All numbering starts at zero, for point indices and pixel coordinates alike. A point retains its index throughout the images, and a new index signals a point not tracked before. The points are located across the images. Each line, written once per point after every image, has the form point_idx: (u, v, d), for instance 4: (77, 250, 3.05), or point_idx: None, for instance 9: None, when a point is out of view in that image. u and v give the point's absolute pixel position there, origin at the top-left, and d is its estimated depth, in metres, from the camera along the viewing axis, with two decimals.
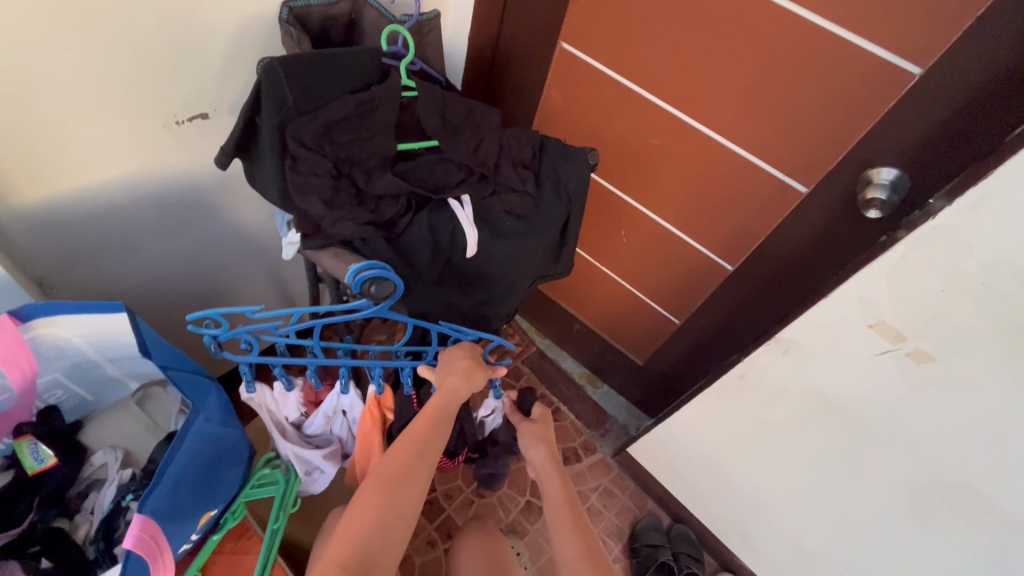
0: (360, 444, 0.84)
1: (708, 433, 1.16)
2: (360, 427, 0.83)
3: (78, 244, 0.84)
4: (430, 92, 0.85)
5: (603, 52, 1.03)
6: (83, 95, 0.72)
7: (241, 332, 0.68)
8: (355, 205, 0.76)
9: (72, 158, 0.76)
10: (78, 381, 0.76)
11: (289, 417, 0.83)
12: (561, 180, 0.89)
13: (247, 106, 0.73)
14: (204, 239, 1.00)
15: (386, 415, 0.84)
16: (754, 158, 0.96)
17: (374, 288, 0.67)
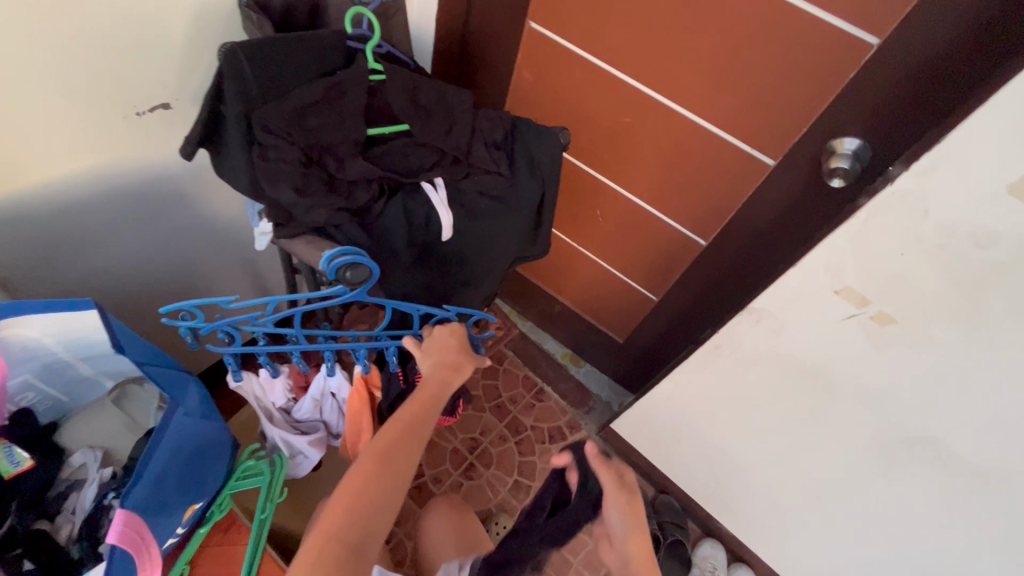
0: (350, 424, 0.85)
1: (687, 404, 1.19)
2: (348, 408, 0.83)
3: (40, 243, 0.81)
4: (398, 75, 0.85)
5: (572, 31, 1.03)
6: (37, 88, 0.69)
7: (219, 323, 0.68)
8: (327, 192, 0.75)
9: (29, 155, 0.73)
10: (51, 382, 0.74)
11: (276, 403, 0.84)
12: (534, 159, 0.90)
13: (210, 94, 0.72)
14: (173, 233, 0.98)
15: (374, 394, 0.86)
16: (723, 133, 0.98)
17: (349, 274, 0.67)
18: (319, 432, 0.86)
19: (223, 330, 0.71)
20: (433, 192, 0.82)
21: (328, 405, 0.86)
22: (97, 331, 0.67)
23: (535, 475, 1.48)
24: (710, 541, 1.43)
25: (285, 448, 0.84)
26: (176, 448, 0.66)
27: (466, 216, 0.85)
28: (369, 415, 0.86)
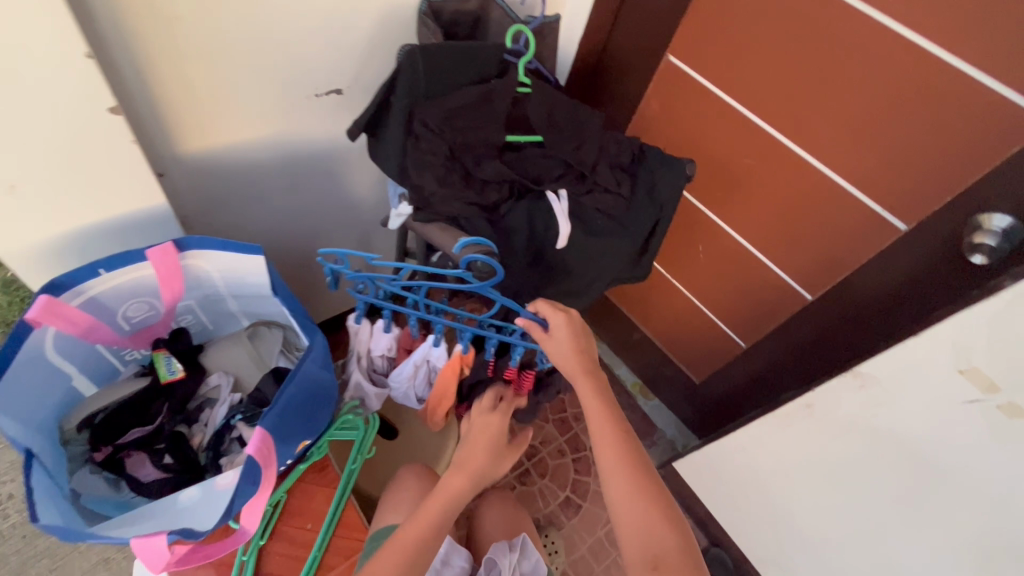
0: (437, 389, 0.92)
1: (763, 458, 1.15)
2: (440, 377, 0.89)
3: (215, 193, 0.92)
4: (542, 90, 0.92)
5: (711, 69, 1.05)
6: (253, 64, 0.80)
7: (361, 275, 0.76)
8: (463, 186, 0.83)
9: (232, 120, 0.85)
10: (205, 310, 0.87)
11: (379, 355, 0.88)
12: (655, 186, 0.92)
13: (383, 86, 0.82)
14: (314, 202, 1.07)
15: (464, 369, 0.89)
16: (854, 190, 0.96)
17: (479, 264, 0.72)
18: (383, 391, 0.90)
19: (360, 281, 0.78)
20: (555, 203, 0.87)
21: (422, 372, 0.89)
22: (257, 274, 0.78)
23: (587, 496, 1.48)
24: None
25: (353, 388, 0.90)
26: (299, 390, 0.73)
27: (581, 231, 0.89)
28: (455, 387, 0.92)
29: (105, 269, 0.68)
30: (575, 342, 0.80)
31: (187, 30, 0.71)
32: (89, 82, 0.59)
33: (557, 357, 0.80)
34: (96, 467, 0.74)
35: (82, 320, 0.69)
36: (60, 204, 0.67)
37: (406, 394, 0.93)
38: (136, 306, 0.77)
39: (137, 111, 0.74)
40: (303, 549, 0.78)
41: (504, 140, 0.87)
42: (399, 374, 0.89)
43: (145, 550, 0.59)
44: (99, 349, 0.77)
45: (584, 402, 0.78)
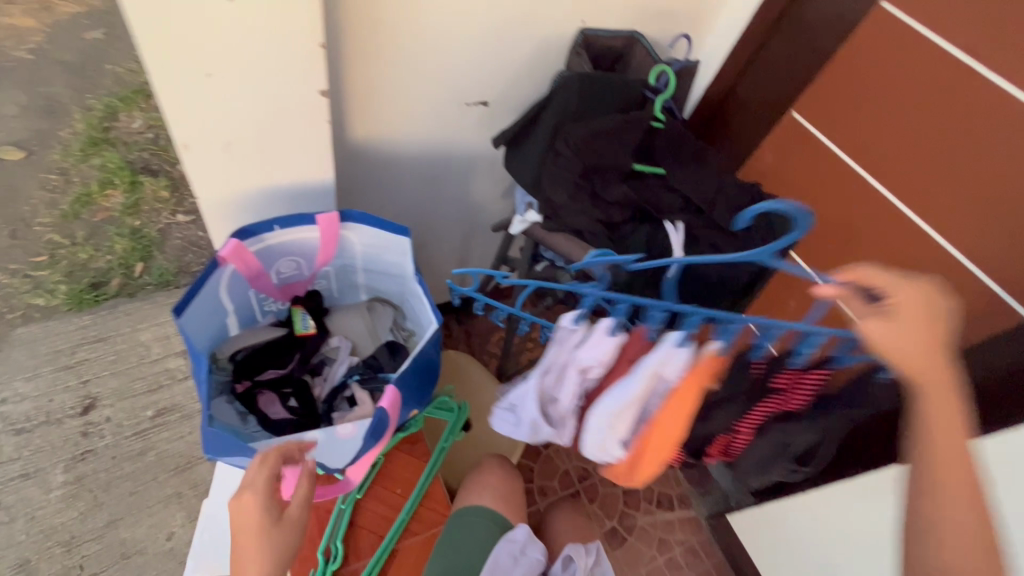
0: (673, 416, 0.65)
1: (831, 527, 1.12)
2: (680, 392, 0.64)
3: (361, 178, 1.02)
4: (674, 128, 0.97)
5: (837, 130, 1.07)
6: (425, 70, 0.90)
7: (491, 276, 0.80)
8: (591, 204, 0.89)
9: (394, 114, 0.94)
10: (338, 279, 0.97)
11: (582, 365, 0.68)
12: (773, 233, 0.95)
13: (535, 105, 0.93)
14: (436, 199, 1.17)
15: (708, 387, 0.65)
16: (971, 265, 0.91)
17: (610, 274, 0.75)
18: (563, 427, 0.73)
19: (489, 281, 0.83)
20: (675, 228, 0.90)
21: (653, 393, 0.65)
22: (396, 252, 0.87)
23: (634, 531, 1.47)
24: None
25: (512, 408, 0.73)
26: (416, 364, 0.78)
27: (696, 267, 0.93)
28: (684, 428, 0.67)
29: (280, 225, 0.79)
30: (924, 324, 0.50)
31: (384, 34, 0.82)
32: (314, 68, 0.69)
33: (891, 350, 0.50)
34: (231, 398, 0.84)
35: (254, 266, 0.79)
36: (257, 166, 0.78)
37: (602, 452, 0.70)
38: (288, 264, 0.87)
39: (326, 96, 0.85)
40: (393, 511, 0.83)
41: (630, 167, 0.92)
42: (608, 396, 0.66)
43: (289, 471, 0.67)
44: (251, 297, 0.87)
45: (927, 405, 0.51)
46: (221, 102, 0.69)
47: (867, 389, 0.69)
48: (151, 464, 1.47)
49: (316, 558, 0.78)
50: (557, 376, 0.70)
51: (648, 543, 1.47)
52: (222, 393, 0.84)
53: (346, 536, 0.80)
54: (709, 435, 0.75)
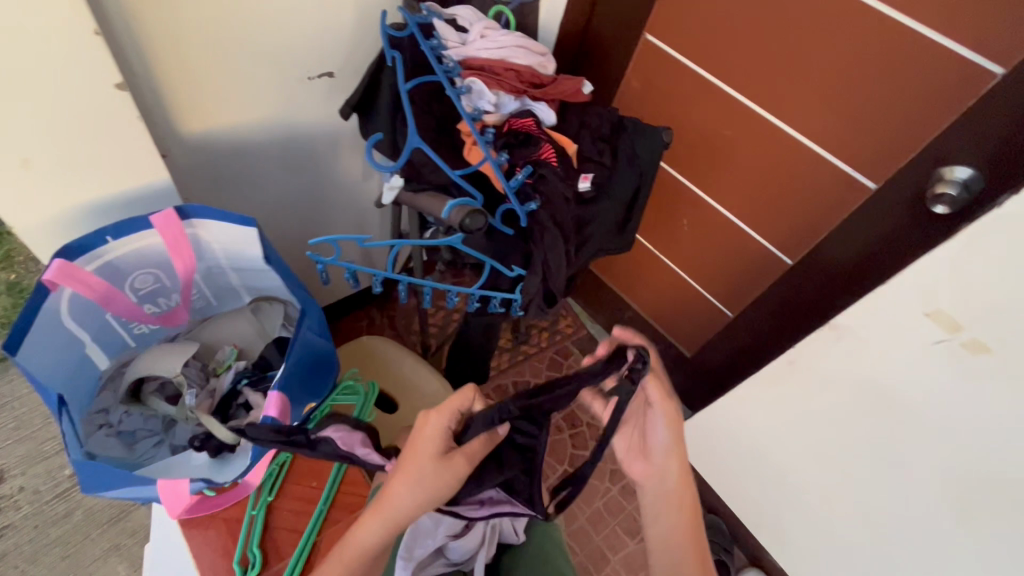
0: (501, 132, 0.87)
1: (750, 418, 1.19)
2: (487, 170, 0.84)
3: (216, 174, 0.96)
4: (520, 38, 0.92)
5: (686, 46, 1.11)
6: (250, 48, 0.84)
7: (348, 263, 0.78)
8: (452, 157, 0.85)
9: (231, 102, 0.89)
10: (209, 285, 0.91)
11: (482, 32, 0.89)
12: (636, 153, 0.96)
13: (371, 68, 0.87)
14: (309, 183, 1.11)
15: (493, 170, 0.84)
16: (819, 148, 1.02)
17: (467, 222, 0.74)
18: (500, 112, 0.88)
19: (347, 271, 0.81)
20: (538, 107, 0.91)
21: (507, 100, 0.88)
22: (253, 245, 0.81)
23: (586, 469, 1.51)
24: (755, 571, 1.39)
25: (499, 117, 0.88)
26: (301, 357, 0.77)
27: (572, 204, 0.88)
28: (494, 145, 0.86)
29: (112, 236, 0.72)
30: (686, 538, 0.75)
31: (186, 11, 0.75)
32: (99, 61, 0.63)
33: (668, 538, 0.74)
34: (110, 431, 0.80)
35: (101, 286, 0.75)
36: (73, 182, 0.71)
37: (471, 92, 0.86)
38: (143, 277, 0.82)
39: (140, 93, 0.78)
40: (309, 505, 0.82)
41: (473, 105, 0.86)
42: (491, 44, 0.89)
43: (167, 492, 0.69)
44: (111, 321, 0.83)
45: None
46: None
47: (543, 217, 0.84)
48: (80, 523, 1.31)
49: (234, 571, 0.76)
50: (467, 18, 0.91)
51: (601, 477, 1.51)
52: (99, 428, 0.80)
53: (263, 539, 0.78)
54: (525, 154, 0.86)
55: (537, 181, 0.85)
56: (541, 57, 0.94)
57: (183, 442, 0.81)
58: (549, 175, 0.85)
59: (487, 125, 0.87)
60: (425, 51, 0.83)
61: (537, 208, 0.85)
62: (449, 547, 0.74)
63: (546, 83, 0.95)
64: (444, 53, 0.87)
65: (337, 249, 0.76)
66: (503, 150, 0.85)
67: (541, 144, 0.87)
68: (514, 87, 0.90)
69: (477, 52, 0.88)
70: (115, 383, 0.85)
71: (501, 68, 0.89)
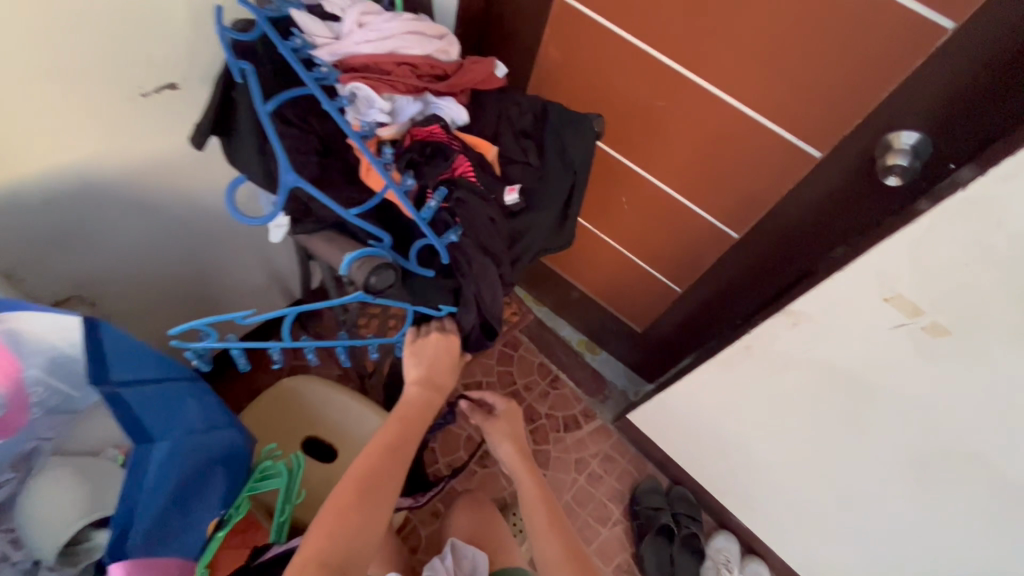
0: (404, 146, 0.71)
1: (710, 401, 1.15)
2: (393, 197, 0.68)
3: (39, 234, 0.74)
4: (410, 20, 0.74)
5: (606, 7, 0.96)
6: (39, 70, 0.62)
7: (230, 343, 0.60)
8: (347, 185, 0.68)
9: (35, 141, 0.67)
10: (61, 377, 0.69)
11: (358, 19, 0.71)
12: (566, 149, 0.83)
13: (219, 83, 0.67)
14: (179, 218, 0.90)
15: (398, 197, 0.68)
16: (760, 117, 0.93)
17: (373, 280, 0.59)
18: (399, 121, 0.71)
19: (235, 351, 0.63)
20: (443, 106, 0.75)
21: (405, 105, 0.72)
22: None
23: (550, 464, 1.47)
24: (723, 533, 1.42)
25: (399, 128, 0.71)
26: (167, 472, 0.61)
27: (502, 224, 0.75)
28: (396, 164, 0.69)
29: None
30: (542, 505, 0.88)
31: None
32: None
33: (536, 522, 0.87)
34: None
35: None
36: None
37: (358, 102, 0.69)
38: None
39: None
40: None
41: (363, 118, 0.68)
42: (372, 35, 0.71)
43: None
44: None
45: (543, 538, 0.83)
46: None
47: (470, 249, 0.71)
48: None
49: None
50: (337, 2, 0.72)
51: (566, 468, 1.48)
52: None
53: None
54: (437, 173, 0.71)
55: (456, 204, 0.71)
56: (439, 41, 0.77)
57: None
58: (468, 196, 0.71)
59: (383, 139, 0.70)
60: (286, 55, 0.63)
61: (459, 237, 0.71)
62: None
63: (451, 73, 0.79)
64: (313, 53, 0.69)
65: (209, 332, 0.58)
66: (408, 170, 0.69)
67: (454, 156, 0.72)
68: (411, 85, 0.73)
69: (357, 46, 0.70)
70: None
71: (390, 63, 0.72)
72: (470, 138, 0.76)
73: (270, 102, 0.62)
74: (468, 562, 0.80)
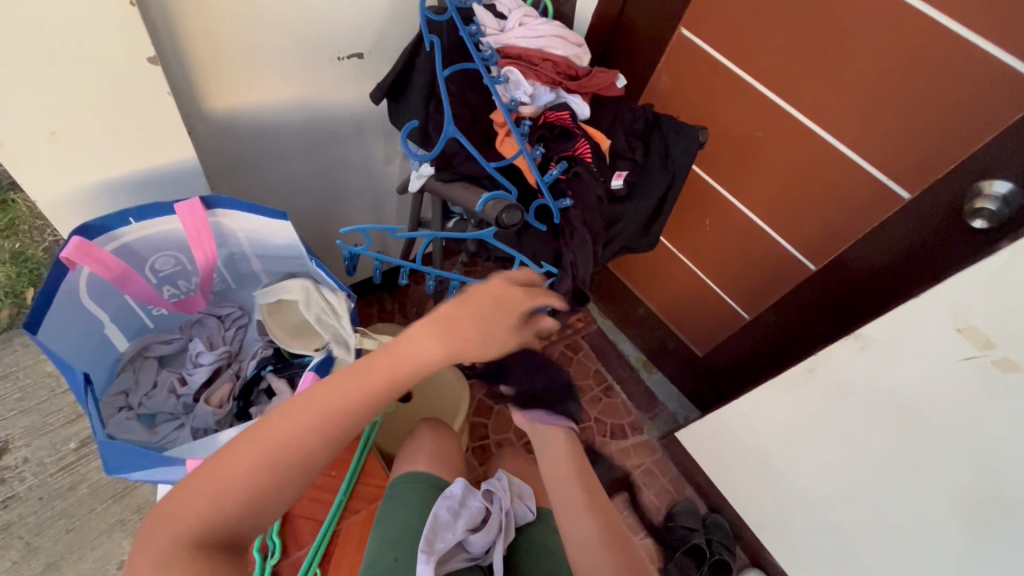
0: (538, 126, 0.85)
1: (763, 423, 1.18)
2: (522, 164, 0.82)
3: (239, 155, 0.94)
4: (557, 27, 0.90)
5: (722, 43, 1.09)
6: (282, 24, 0.82)
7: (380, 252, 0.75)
8: (486, 147, 0.82)
9: (258, 80, 0.86)
10: (230, 270, 0.88)
11: (518, 19, 0.87)
12: (669, 153, 0.94)
13: (407, 51, 0.85)
14: (333, 165, 1.09)
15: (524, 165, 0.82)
16: (853, 155, 1.00)
17: (504, 218, 0.73)
18: (536, 104, 0.86)
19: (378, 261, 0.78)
20: (573, 100, 0.88)
21: (542, 92, 0.86)
22: (282, 235, 0.80)
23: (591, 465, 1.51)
24: (755, 571, 1.40)
25: (535, 109, 0.86)
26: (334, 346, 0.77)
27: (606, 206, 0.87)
28: (529, 138, 0.84)
29: (135, 219, 0.71)
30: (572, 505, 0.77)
31: None
32: (130, 31, 0.61)
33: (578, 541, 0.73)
34: (131, 414, 0.79)
35: (116, 265, 0.73)
36: (99, 156, 0.70)
37: (508, 84, 0.84)
38: (164, 260, 0.81)
39: (166, 71, 0.75)
40: (330, 495, 0.82)
41: (508, 97, 0.84)
42: (526, 34, 0.87)
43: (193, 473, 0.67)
44: (132, 304, 0.82)
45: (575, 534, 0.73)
46: (51, 85, 0.61)
47: (578, 217, 0.82)
48: (84, 497, 1.25)
49: (253, 558, 0.77)
50: (498, 6, 0.90)
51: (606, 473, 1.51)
52: (119, 411, 0.79)
53: (281, 526, 0.79)
54: (562, 150, 0.85)
55: (572, 178, 0.83)
56: (577, 48, 0.92)
57: (204, 424, 0.78)
58: (587, 176, 0.83)
59: (522, 116, 0.85)
60: (463, 37, 0.81)
61: (569, 206, 0.83)
62: (469, 541, 0.74)
63: (582, 75, 0.92)
64: (482, 39, 0.85)
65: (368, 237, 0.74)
66: (538, 144, 0.84)
67: (576, 139, 0.85)
68: (548, 76, 0.87)
69: (515, 41, 0.86)
70: (133, 365, 0.83)
71: (533, 56, 0.87)
72: (594, 131, 0.89)
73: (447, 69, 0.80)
74: (518, 487, 0.87)
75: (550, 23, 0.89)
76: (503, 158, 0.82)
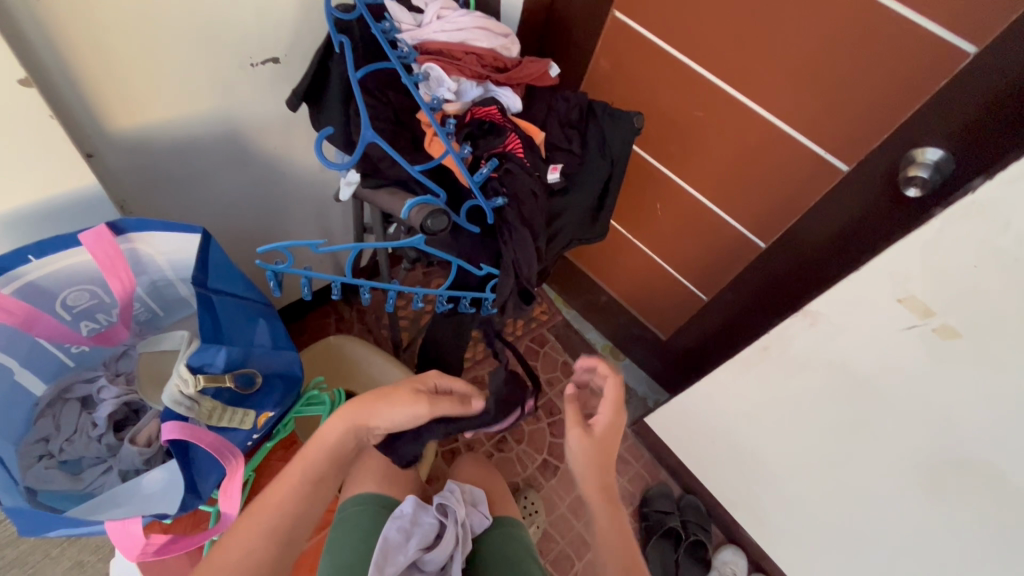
0: (465, 122, 0.82)
1: (725, 403, 1.18)
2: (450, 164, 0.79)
3: (154, 175, 0.88)
4: (479, 17, 0.86)
5: (656, 23, 1.06)
6: (181, 33, 0.76)
7: (305, 268, 0.70)
8: (411, 150, 0.78)
9: (163, 94, 0.80)
10: (154, 297, 0.83)
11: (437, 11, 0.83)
12: (606, 140, 0.91)
13: (320, 54, 0.80)
14: (262, 177, 1.04)
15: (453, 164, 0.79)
16: (792, 131, 0.99)
17: (430, 223, 0.70)
18: (462, 100, 0.83)
19: (303, 278, 0.73)
20: (501, 93, 0.85)
21: (468, 87, 0.83)
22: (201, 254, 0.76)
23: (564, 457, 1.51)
24: (731, 546, 1.42)
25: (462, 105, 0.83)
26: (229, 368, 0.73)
27: (542, 199, 0.85)
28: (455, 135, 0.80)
29: (36, 256, 0.66)
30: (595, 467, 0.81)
31: None
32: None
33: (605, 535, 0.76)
34: (51, 462, 0.74)
35: (21, 310, 0.69)
36: None
37: (431, 81, 0.80)
38: (78, 294, 0.76)
39: (52, 92, 0.70)
40: None
41: (431, 95, 0.80)
42: (447, 27, 0.83)
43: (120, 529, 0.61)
44: (46, 344, 0.76)
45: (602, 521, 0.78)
46: None
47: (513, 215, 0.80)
48: (35, 543, 1.19)
49: None
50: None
51: None
52: (39, 459, 0.74)
53: None
54: (491, 147, 0.81)
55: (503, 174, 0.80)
56: (504, 39, 0.89)
57: (131, 466, 0.74)
58: (517, 173, 0.81)
59: (448, 114, 0.81)
60: (376, 35, 0.77)
61: (503, 204, 0.80)
62: (423, 560, 0.72)
63: (510, 67, 0.89)
64: (399, 36, 0.81)
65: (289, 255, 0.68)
66: (466, 142, 0.80)
67: (506, 134, 0.82)
68: (473, 70, 0.84)
69: (435, 35, 0.82)
70: (53, 409, 0.78)
71: (456, 50, 0.83)
72: (525, 123, 0.85)
73: (360, 70, 0.75)
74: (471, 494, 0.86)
75: (471, 14, 0.85)
76: (431, 159, 0.78)
